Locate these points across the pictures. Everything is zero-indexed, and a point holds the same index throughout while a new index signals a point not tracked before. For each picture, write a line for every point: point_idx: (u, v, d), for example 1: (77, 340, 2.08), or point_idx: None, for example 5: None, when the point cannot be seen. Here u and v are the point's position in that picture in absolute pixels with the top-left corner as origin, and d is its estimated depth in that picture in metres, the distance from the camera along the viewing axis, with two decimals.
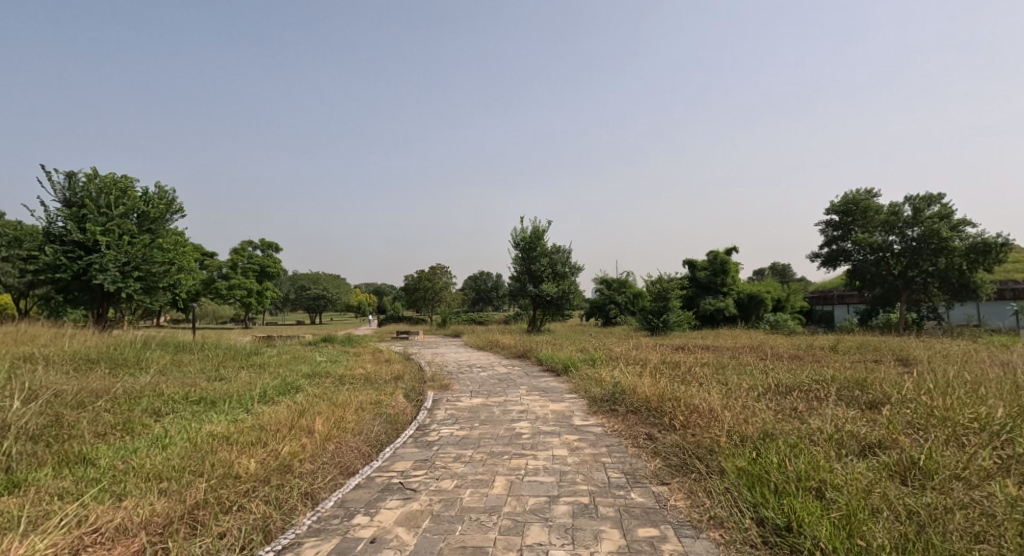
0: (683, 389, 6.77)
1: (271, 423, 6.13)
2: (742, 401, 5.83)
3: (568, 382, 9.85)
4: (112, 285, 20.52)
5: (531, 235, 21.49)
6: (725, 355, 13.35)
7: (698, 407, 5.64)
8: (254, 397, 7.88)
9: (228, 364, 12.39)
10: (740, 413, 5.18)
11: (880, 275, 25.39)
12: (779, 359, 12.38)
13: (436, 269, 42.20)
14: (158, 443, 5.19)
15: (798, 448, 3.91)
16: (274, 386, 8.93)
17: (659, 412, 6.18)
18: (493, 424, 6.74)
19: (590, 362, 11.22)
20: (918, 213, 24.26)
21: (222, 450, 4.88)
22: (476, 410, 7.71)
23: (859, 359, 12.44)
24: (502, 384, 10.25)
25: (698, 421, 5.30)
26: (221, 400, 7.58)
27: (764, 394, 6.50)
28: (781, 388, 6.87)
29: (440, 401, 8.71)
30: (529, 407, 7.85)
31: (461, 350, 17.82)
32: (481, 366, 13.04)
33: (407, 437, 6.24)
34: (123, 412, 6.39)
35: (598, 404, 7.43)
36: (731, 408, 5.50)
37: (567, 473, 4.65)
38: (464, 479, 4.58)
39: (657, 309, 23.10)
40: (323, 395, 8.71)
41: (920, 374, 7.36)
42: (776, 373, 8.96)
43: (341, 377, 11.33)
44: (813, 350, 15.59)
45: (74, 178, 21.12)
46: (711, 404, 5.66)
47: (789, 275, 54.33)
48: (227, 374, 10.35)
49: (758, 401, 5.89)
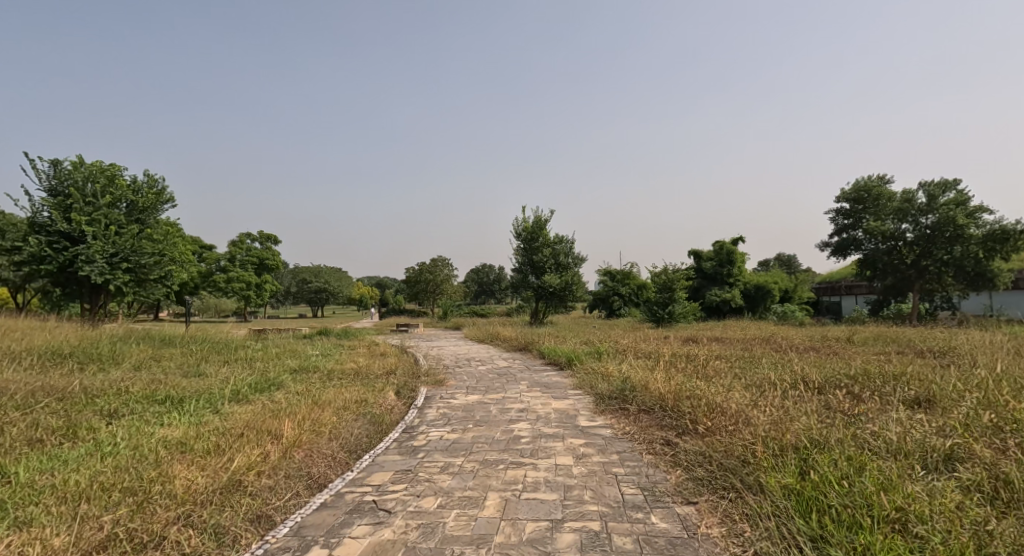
0: (702, 385, 6.03)
1: (236, 428, 5.41)
2: (773, 400, 5.07)
3: (571, 378, 9.09)
4: (99, 277, 19.85)
5: (532, 225, 20.73)
6: (738, 347, 12.59)
7: (722, 407, 4.89)
8: (227, 395, 7.17)
9: (212, 358, 11.72)
10: (775, 413, 4.46)
11: (893, 265, 24.59)
12: (795, 352, 11.63)
13: (436, 261, 41.44)
14: (96, 452, 4.48)
15: (859, 461, 3.19)
16: (252, 383, 8.22)
17: (676, 412, 5.46)
18: (490, 426, 6.00)
19: (595, 356, 10.47)
20: (932, 199, 23.33)
21: (169, 462, 4.17)
22: (472, 409, 6.99)
23: (881, 351, 11.66)
24: (501, 380, 9.56)
25: (727, 424, 4.55)
26: (190, 398, 6.89)
27: (794, 392, 5.73)
28: (811, 384, 6.14)
29: (432, 399, 7.97)
30: (529, 405, 7.10)
31: (460, 343, 17.11)
32: (480, 360, 12.30)
33: (390, 442, 5.50)
34: (71, 414, 5.68)
35: (605, 403, 6.69)
36: (761, 409, 4.76)
37: (573, 488, 3.91)
38: (450, 497, 3.84)
39: (663, 300, 22.35)
40: (304, 393, 7.99)
41: (963, 367, 6.61)
42: (797, 367, 8.23)
43: (330, 372, 10.63)
44: (828, 341, 14.86)
45: (59, 166, 20.51)
46: (738, 404, 4.91)
47: (794, 266, 53.37)
48: (207, 370, 9.68)
49: (791, 400, 5.16)
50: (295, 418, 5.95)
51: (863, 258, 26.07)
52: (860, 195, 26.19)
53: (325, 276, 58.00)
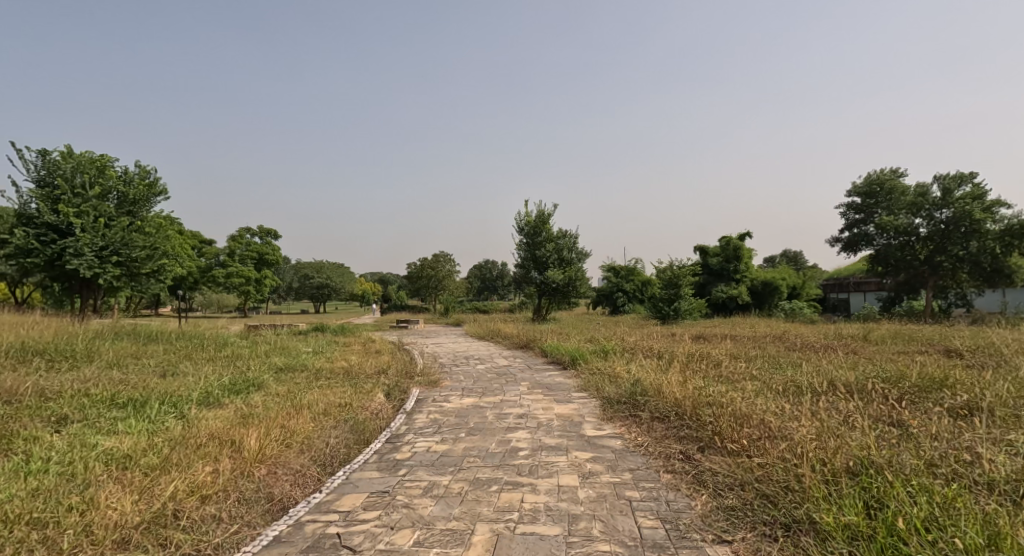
0: (724, 391, 5.36)
1: (194, 438, 4.77)
2: (808, 411, 4.41)
3: (575, 379, 8.44)
4: (88, 271, 19.25)
5: (536, 219, 20.04)
6: (751, 346, 11.95)
7: (752, 419, 4.22)
8: (196, 398, 6.52)
9: (195, 356, 11.08)
10: (818, 426, 3.80)
11: (905, 261, 23.83)
12: (812, 351, 10.96)
13: (438, 257, 40.76)
14: (19, 470, 3.84)
15: (953, 508, 2.59)
16: (229, 384, 7.57)
17: (695, 422, 4.79)
18: (485, 435, 5.35)
19: (601, 354, 9.81)
20: (947, 193, 22.51)
21: (100, 484, 3.54)
22: (466, 415, 6.33)
23: (903, 351, 10.99)
24: (501, 380, 8.92)
25: (761, 439, 3.90)
26: (155, 401, 6.25)
27: (826, 399, 5.07)
28: (843, 390, 5.47)
29: (423, 402, 7.32)
30: (529, 410, 6.43)
31: (460, 340, 16.45)
32: (478, 359, 11.65)
33: (370, 454, 4.84)
34: (12, 422, 5.05)
35: (613, 409, 6.02)
36: (796, 421, 4.10)
37: (578, 519, 3.24)
38: (429, 530, 3.19)
39: (668, 296, 21.64)
40: (285, 395, 7.34)
41: (1012, 370, 5.93)
42: (820, 368, 7.58)
43: (318, 371, 10.00)
44: (844, 339, 14.17)
45: (47, 156, 19.91)
46: (769, 415, 4.25)
47: (801, 262, 52.52)
48: (186, 369, 9.05)
49: (832, 410, 4.49)
50: (267, 425, 5.30)
51: (875, 253, 25.32)
52: (872, 188, 25.43)
53: (327, 272, 57.41)
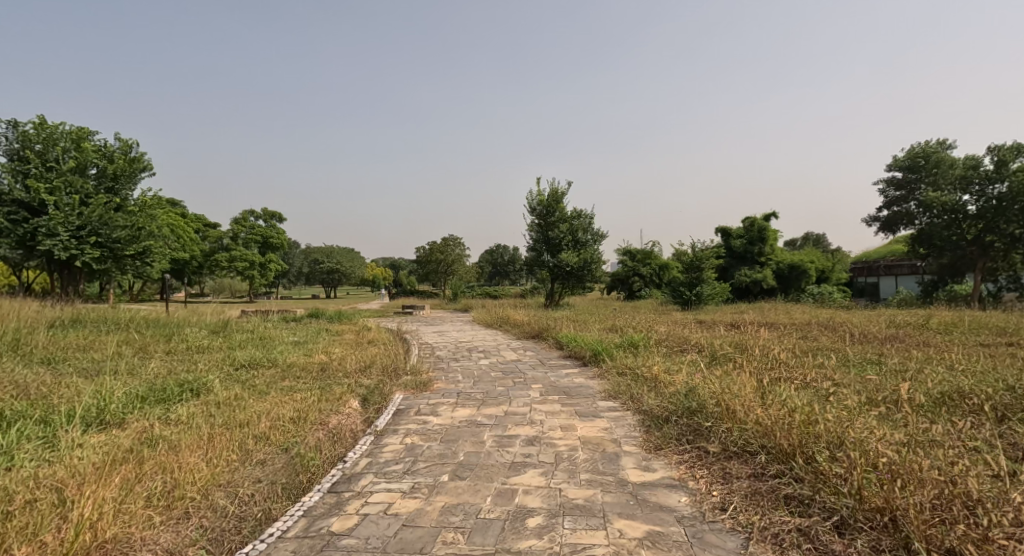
0: (840, 414, 3.60)
1: (20, 493, 3.11)
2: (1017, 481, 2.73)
3: (598, 382, 6.66)
4: (63, 252, 17.68)
5: (549, 197, 18.13)
6: (799, 337, 10.11)
7: (936, 499, 2.61)
8: (90, 412, 4.80)
9: (151, 348, 9.43)
10: None
11: (951, 241, 21.45)
12: (878, 344, 9.06)
13: (447, 241, 38.82)
14: None
15: None
16: (158, 389, 5.87)
17: (810, 471, 3.04)
18: (478, 480, 3.58)
19: (630, 348, 7.99)
20: (1003, 165, 19.95)
21: None
22: (457, 438, 4.60)
23: (985, 343, 9.10)
24: (506, 380, 7.23)
25: (992, 547, 2.39)
26: (30, 419, 4.57)
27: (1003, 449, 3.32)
28: (1013, 431, 3.65)
29: (402, 415, 5.55)
30: (541, 431, 4.66)
31: (466, 328, 14.77)
32: (482, 352, 9.90)
33: (297, 515, 3.17)
34: None
35: (662, 434, 4.24)
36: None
37: None
38: None
39: (690, 281, 19.73)
40: (225, 406, 5.62)
41: None
42: (920, 371, 5.75)
43: (289, 368, 8.32)
44: (906, 328, 12.19)
45: (18, 128, 18.26)
46: (972, 494, 2.60)
47: (824, 244, 49.90)
48: (122, 364, 7.40)
49: None
50: (147, 467, 3.54)
51: (917, 232, 23.07)
52: (915, 162, 23.11)
53: (336, 257, 55.94)
